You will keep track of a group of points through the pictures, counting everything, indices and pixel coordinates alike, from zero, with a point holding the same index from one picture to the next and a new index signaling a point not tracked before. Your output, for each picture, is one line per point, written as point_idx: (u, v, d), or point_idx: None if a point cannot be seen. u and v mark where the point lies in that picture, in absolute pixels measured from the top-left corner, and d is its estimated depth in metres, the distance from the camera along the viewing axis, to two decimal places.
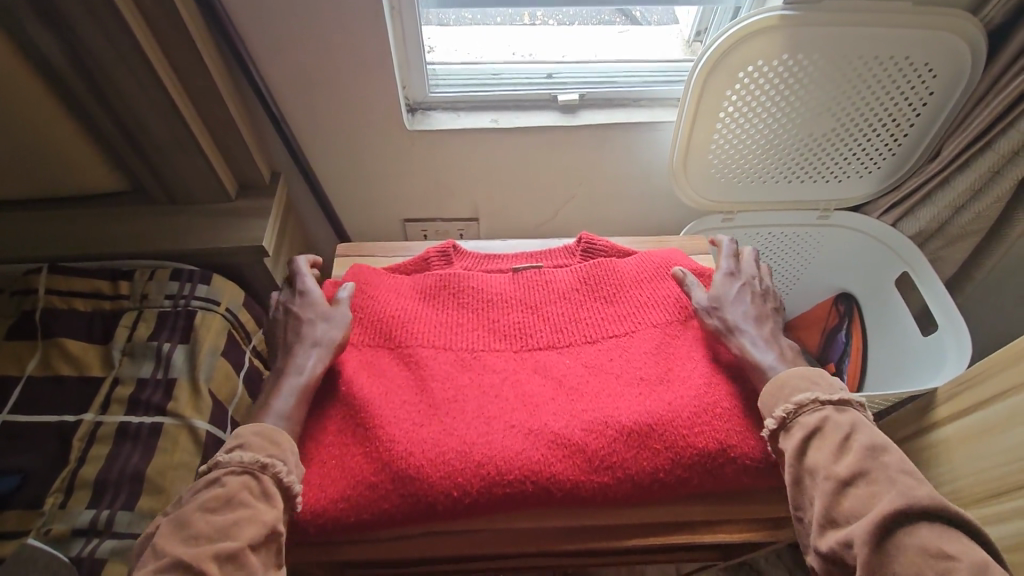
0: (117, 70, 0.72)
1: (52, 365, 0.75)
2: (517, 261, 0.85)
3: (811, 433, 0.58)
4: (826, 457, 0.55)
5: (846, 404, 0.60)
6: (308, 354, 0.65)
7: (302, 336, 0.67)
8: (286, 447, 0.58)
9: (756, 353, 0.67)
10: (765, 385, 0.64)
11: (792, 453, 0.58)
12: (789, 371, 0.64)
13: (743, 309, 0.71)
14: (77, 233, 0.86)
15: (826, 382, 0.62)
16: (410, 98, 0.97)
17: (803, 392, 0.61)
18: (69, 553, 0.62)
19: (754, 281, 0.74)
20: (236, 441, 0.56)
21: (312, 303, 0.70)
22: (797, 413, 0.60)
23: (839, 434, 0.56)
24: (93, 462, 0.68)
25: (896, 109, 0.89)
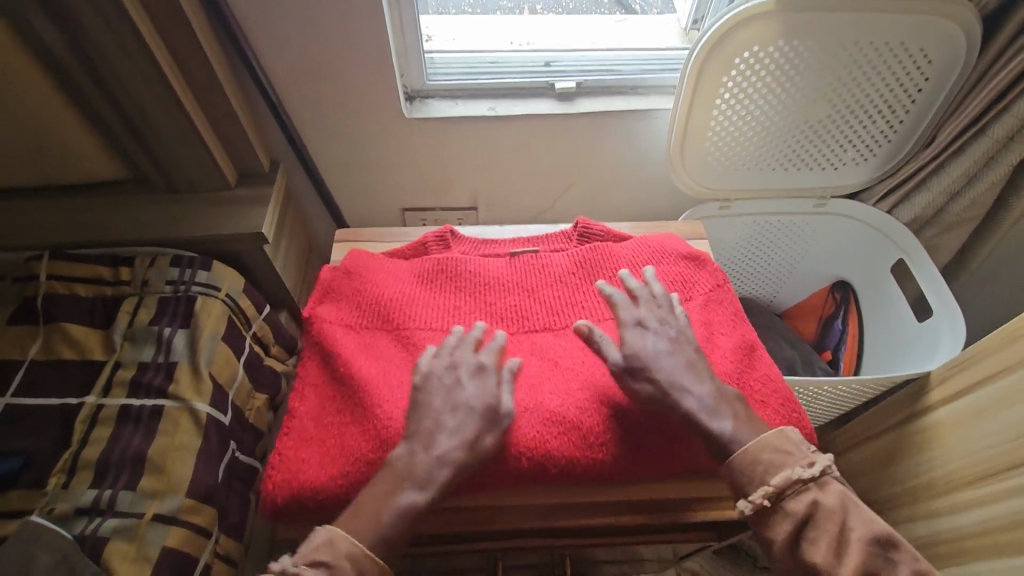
0: (116, 59, 0.73)
1: (55, 350, 0.75)
2: (514, 245, 0.86)
3: (802, 523, 0.54)
4: (825, 557, 0.52)
5: (824, 474, 0.56)
6: (445, 450, 0.58)
7: (452, 425, 0.59)
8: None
9: (709, 421, 0.59)
10: (734, 461, 0.57)
11: (784, 547, 0.54)
12: (757, 442, 0.58)
13: (673, 363, 0.63)
14: (78, 220, 0.87)
15: (795, 447, 0.58)
16: (408, 87, 0.97)
17: (778, 468, 0.56)
18: (73, 531, 0.63)
19: (667, 326, 0.67)
20: (327, 557, 0.53)
21: (487, 391, 0.62)
22: (784, 499, 0.55)
23: (834, 525, 0.53)
24: (96, 444, 0.69)
25: (891, 96, 0.89)
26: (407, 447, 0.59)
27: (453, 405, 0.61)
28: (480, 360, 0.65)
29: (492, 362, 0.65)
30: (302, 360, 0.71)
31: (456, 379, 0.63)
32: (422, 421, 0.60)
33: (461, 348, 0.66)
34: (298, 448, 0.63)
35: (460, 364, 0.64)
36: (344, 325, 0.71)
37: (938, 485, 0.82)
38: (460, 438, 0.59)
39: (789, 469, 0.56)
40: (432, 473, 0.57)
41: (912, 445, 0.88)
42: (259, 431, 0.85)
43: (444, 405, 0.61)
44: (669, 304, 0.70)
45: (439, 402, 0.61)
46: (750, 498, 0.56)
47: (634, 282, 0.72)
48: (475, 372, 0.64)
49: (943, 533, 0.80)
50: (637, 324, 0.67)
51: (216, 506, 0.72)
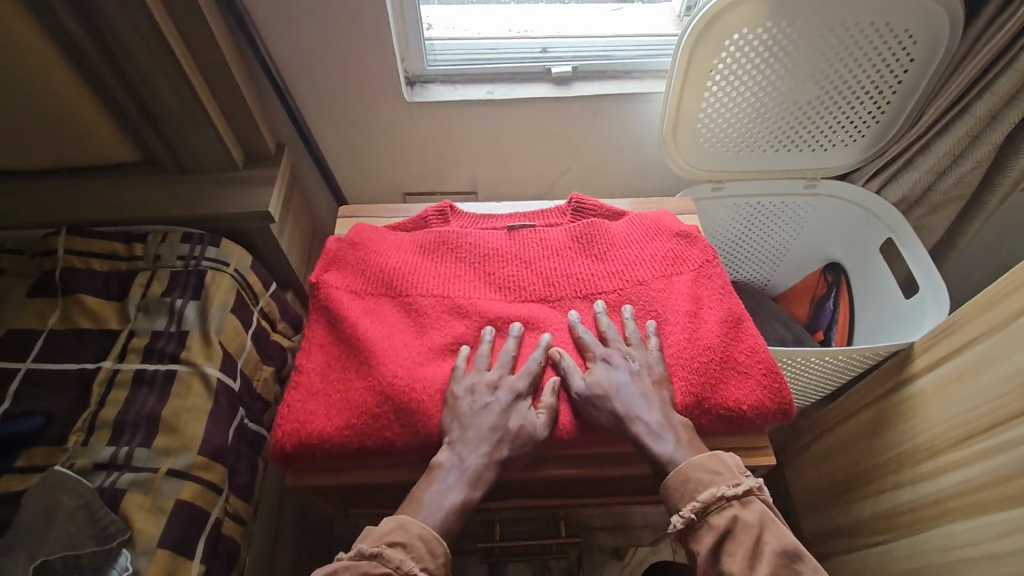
0: (130, 44, 0.76)
1: (73, 319, 0.79)
2: (512, 220, 0.89)
3: (722, 536, 0.56)
4: (739, 568, 0.54)
5: (749, 495, 0.58)
6: (486, 455, 0.61)
7: (478, 438, 0.62)
8: (439, 561, 0.56)
9: (653, 443, 0.62)
10: (670, 478, 0.61)
11: (705, 559, 0.56)
12: (687, 462, 0.61)
13: (632, 394, 0.65)
14: (93, 200, 0.91)
15: (726, 468, 0.60)
16: (409, 72, 1.00)
17: (707, 487, 0.58)
18: (92, 484, 0.67)
19: (630, 358, 0.69)
20: (401, 538, 0.55)
21: (524, 416, 0.64)
22: (707, 512, 0.57)
23: (749, 538, 0.55)
24: (113, 404, 0.73)
25: (878, 77, 0.92)
26: (453, 453, 0.61)
27: (495, 422, 0.63)
28: (519, 381, 0.67)
29: (527, 387, 0.66)
30: (312, 320, 0.74)
31: (499, 400, 0.65)
32: (467, 433, 0.62)
33: (502, 365, 0.68)
34: (306, 400, 0.67)
35: (501, 385, 0.66)
36: (351, 291, 0.75)
37: (920, 451, 0.85)
38: (497, 450, 0.62)
39: (713, 486, 0.58)
40: (478, 472, 0.60)
41: (897, 414, 0.91)
42: (266, 401, 0.88)
43: (485, 419, 0.63)
44: (637, 342, 0.72)
45: (485, 417, 0.63)
46: (681, 513, 0.58)
47: (606, 320, 0.74)
48: (513, 399, 0.65)
49: (926, 497, 0.83)
50: (604, 360, 0.69)
51: (226, 465, 0.76)
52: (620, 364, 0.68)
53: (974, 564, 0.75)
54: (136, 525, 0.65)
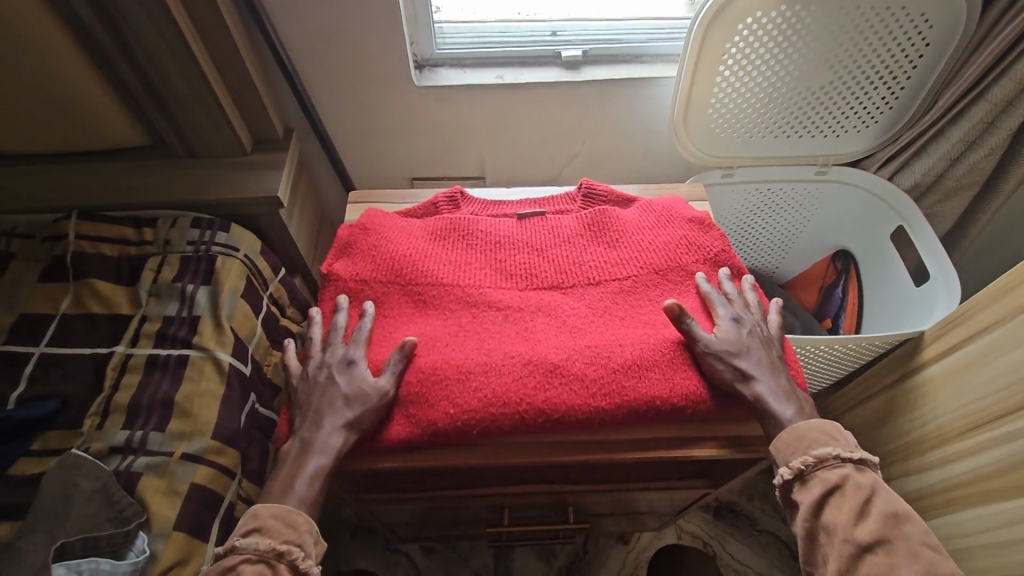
0: (139, 24, 0.75)
1: (85, 303, 0.79)
2: (522, 207, 0.88)
3: (830, 490, 0.57)
4: (846, 520, 0.55)
5: (865, 465, 0.59)
6: (333, 429, 0.62)
7: (331, 413, 0.63)
8: (303, 530, 0.57)
9: (776, 405, 0.64)
10: (784, 432, 0.62)
11: (808, 508, 0.57)
12: (805, 424, 0.62)
13: (759, 360, 0.67)
14: (103, 184, 0.90)
15: (842, 439, 0.61)
16: (419, 55, 0.99)
17: (823, 446, 0.59)
18: (108, 467, 0.67)
19: (757, 324, 0.71)
20: (255, 525, 0.56)
21: (360, 379, 0.65)
22: (817, 468, 0.58)
23: (861, 496, 0.56)
24: (127, 389, 0.73)
25: (892, 61, 0.91)
26: (297, 438, 0.63)
27: (331, 395, 0.65)
28: (349, 351, 0.68)
29: (362, 355, 0.68)
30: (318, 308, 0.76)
31: (329, 375, 0.67)
32: (309, 416, 0.65)
33: (331, 340, 0.70)
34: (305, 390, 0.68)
35: (331, 361, 0.68)
36: (357, 279, 0.75)
37: (930, 439, 0.85)
38: (340, 417, 0.63)
39: (831, 447, 0.59)
40: (326, 442, 0.62)
41: (906, 402, 0.91)
42: (277, 386, 0.89)
43: (323, 398, 0.65)
44: (756, 307, 0.73)
45: (323, 398, 0.65)
46: (790, 465, 0.60)
47: (730, 286, 0.75)
48: (345, 366, 0.67)
49: (935, 484, 0.84)
50: (732, 319, 0.70)
51: (238, 450, 0.76)
52: (749, 328, 0.69)
53: (981, 552, 0.75)
54: (151, 508, 0.65)
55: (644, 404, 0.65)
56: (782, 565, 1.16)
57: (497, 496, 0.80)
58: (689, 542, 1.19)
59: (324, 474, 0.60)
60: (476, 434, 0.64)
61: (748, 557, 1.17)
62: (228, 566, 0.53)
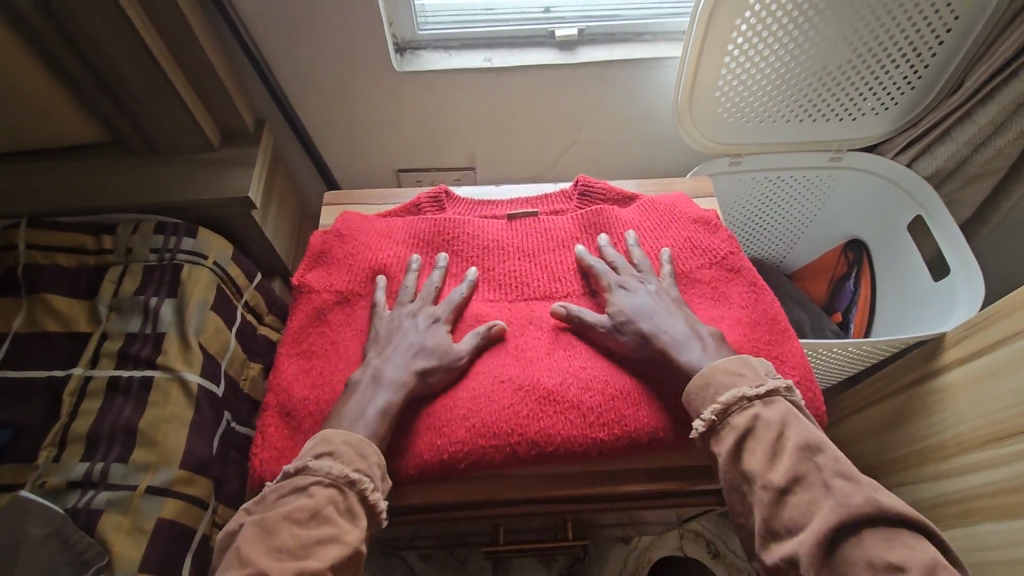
0: (81, 8, 0.67)
1: (39, 321, 0.73)
2: (513, 207, 0.82)
3: (743, 435, 0.53)
4: (761, 464, 0.51)
5: (775, 395, 0.55)
6: (403, 367, 0.61)
7: (403, 356, 0.62)
8: (374, 461, 0.54)
9: (680, 353, 0.60)
10: (690, 386, 0.58)
11: (726, 459, 0.53)
12: (710, 367, 0.58)
13: (652, 314, 0.63)
14: (58, 187, 0.84)
15: (750, 371, 0.57)
16: (398, 37, 0.91)
17: (729, 388, 0.56)
18: (65, 505, 0.63)
19: (644, 282, 0.67)
20: (326, 448, 0.54)
21: (441, 337, 0.64)
22: (729, 413, 0.54)
23: (772, 435, 0.51)
24: (86, 415, 0.68)
25: (917, 37, 0.83)
26: (369, 367, 0.61)
27: (412, 341, 0.63)
28: (437, 310, 0.67)
29: (447, 316, 0.67)
30: (285, 324, 0.69)
31: (412, 324, 0.65)
32: (383, 350, 0.63)
33: (420, 295, 0.69)
34: (281, 426, 0.62)
35: (418, 313, 0.66)
36: (335, 293, 0.70)
37: (947, 448, 0.80)
38: (413, 363, 0.61)
39: (738, 386, 0.55)
40: (395, 378, 0.60)
41: (921, 407, 0.85)
42: (256, 401, 0.82)
43: (403, 341, 0.63)
44: (641, 265, 0.70)
45: (402, 339, 0.63)
46: (701, 418, 0.56)
47: (611, 251, 0.72)
48: (430, 323, 0.65)
49: (952, 495, 0.78)
50: (620, 288, 0.67)
51: (211, 477, 0.71)
52: (636, 291, 0.66)
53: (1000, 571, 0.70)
54: (114, 548, 0.61)
55: (647, 434, 0.60)
56: None
57: (491, 519, 0.75)
58: (690, 542, 1.15)
59: (395, 409, 0.58)
60: (464, 469, 0.59)
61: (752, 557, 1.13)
62: (301, 485, 0.51)
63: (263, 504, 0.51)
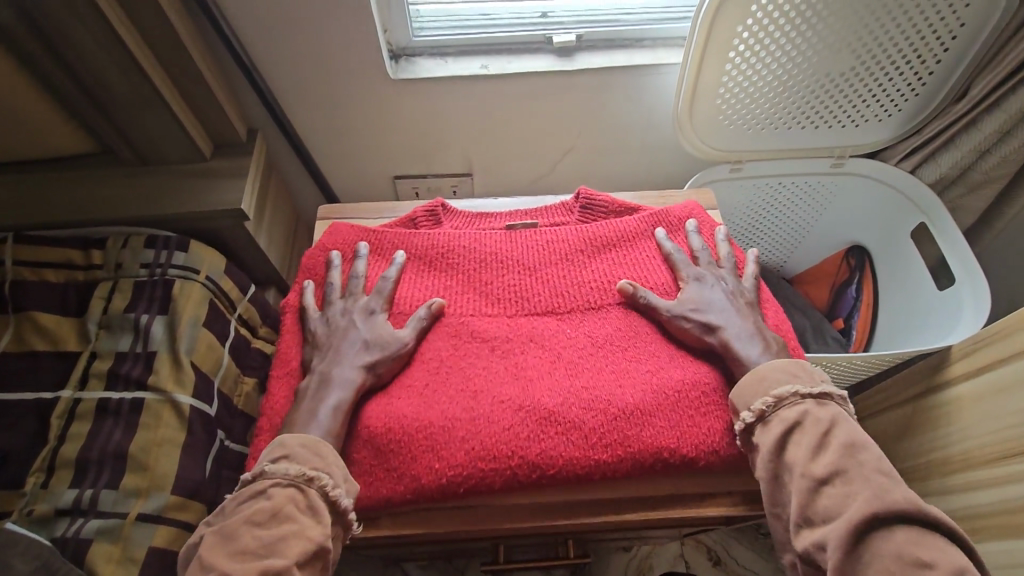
0: (64, 19, 0.65)
1: (26, 340, 0.71)
2: (511, 220, 0.81)
3: (789, 427, 0.53)
4: (804, 454, 0.51)
5: (827, 398, 0.55)
6: (352, 365, 0.61)
7: (348, 354, 0.62)
8: (331, 460, 0.54)
9: (742, 348, 0.61)
10: (741, 381, 0.59)
11: (770, 446, 0.53)
12: (767, 364, 0.59)
13: (724, 309, 0.65)
14: (45, 200, 0.82)
15: (806, 373, 0.57)
16: (393, 44, 0.89)
17: (783, 384, 0.56)
18: (54, 534, 0.62)
19: (726, 278, 0.69)
20: (282, 452, 0.54)
21: (381, 327, 0.65)
22: (777, 407, 0.55)
23: (819, 430, 0.52)
24: (75, 439, 0.66)
25: (921, 43, 0.81)
26: (316, 374, 0.62)
27: (352, 337, 0.64)
28: (371, 301, 0.68)
29: (381, 306, 0.68)
30: (278, 346, 0.68)
31: (351, 320, 0.66)
32: (328, 353, 0.63)
33: (350, 289, 0.69)
34: None
35: (353, 309, 0.67)
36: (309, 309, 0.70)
37: (953, 462, 0.79)
38: (359, 358, 0.62)
39: (790, 384, 0.56)
40: (345, 377, 0.60)
41: (928, 420, 0.84)
42: (250, 417, 0.81)
43: (343, 339, 0.64)
44: (722, 262, 0.71)
45: (343, 339, 0.64)
46: (751, 407, 0.57)
47: (698, 240, 0.73)
48: (366, 315, 0.67)
49: (958, 510, 0.77)
50: (696, 280, 0.69)
51: (204, 500, 0.70)
52: (716, 283, 0.68)
53: None
54: None
55: (652, 455, 0.58)
56: None
57: (491, 540, 0.74)
58: (691, 549, 1.13)
59: (347, 406, 0.59)
60: (463, 493, 0.58)
61: (754, 564, 1.12)
62: (258, 491, 0.51)
63: (224, 513, 0.51)
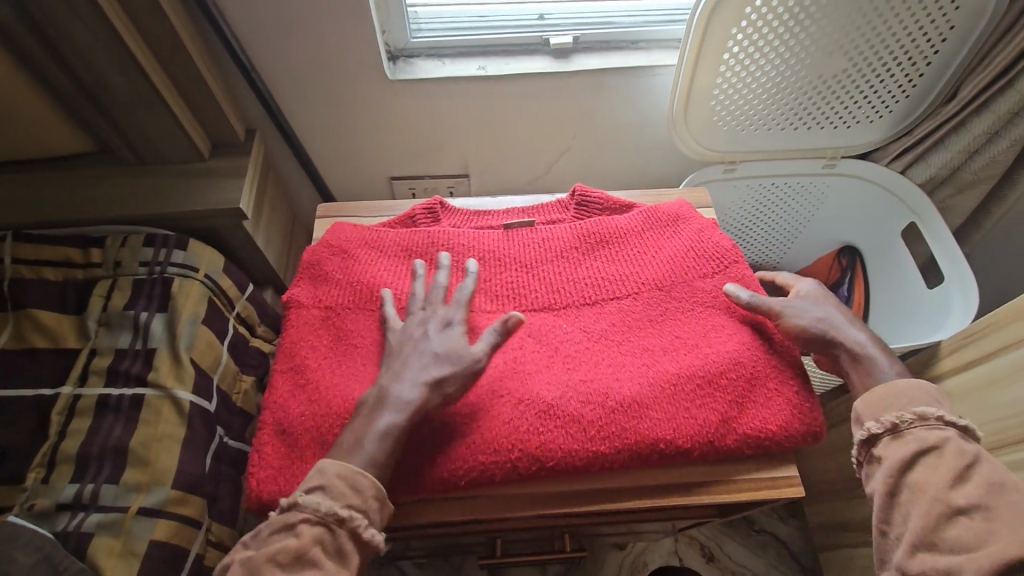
0: (66, 19, 0.66)
1: (25, 338, 0.72)
2: (508, 217, 0.82)
3: (925, 449, 0.53)
4: (942, 480, 0.51)
5: (964, 433, 0.55)
6: (416, 382, 0.58)
7: (416, 365, 0.59)
8: (368, 497, 0.53)
9: (874, 354, 0.61)
10: (874, 389, 0.59)
11: (897, 461, 0.54)
12: (907, 380, 0.59)
13: (846, 316, 0.65)
14: (44, 199, 0.82)
15: (944, 401, 0.57)
16: (392, 45, 0.90)
17: (925, 405, 0.56)
18: (55, 528, 0.62)
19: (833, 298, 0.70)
20: (319, 482, 0.52)
21: (453, 340, 0.62)
22: (916, 424, 0.55)
23: (960, 461, 0.52)
24: (75, 435, 0.67)
25: (912, 46, 0.83)
26: (381, 388, 0.58)
27: (423, 350, 0.61)
28: (448, 313, 0.65)
29: (459, 316, 0.65)
30: (280, 341, 0.68)
31: (424, 332, 0.63)
32: (392, 365, 0.61)
33: (430, 299, 0.67)
34: (276, 445, 0.61)
35: (430, 319, 0.64)
36: (321, 306, 0.69)
37: None
38: (427, 372, 0.59)
39: (931, 407, 0.56)
40: (407, 396, 0.57)
41: None
42: (248, 415, 0.81)
43: (414, 351, 0.61)
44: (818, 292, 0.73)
45: (415, 350, 0.61)
46: (880, 419, 0.57)
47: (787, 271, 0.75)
48: (442, 326, 0.64)
49: None
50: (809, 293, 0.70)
51: (204, 495, 0.70)
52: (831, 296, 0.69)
53: None
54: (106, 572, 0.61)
55: (648, 447, 0.59)
56: (781, 565, 1.12)
57: (488, 532, 0.75)
58: (686, 546, 1.14)
59: (399, 430, 0.56)
60: (463, 484, 0.59)
61: (747, 559, 1.13)
62: (290, 524, 0.51)
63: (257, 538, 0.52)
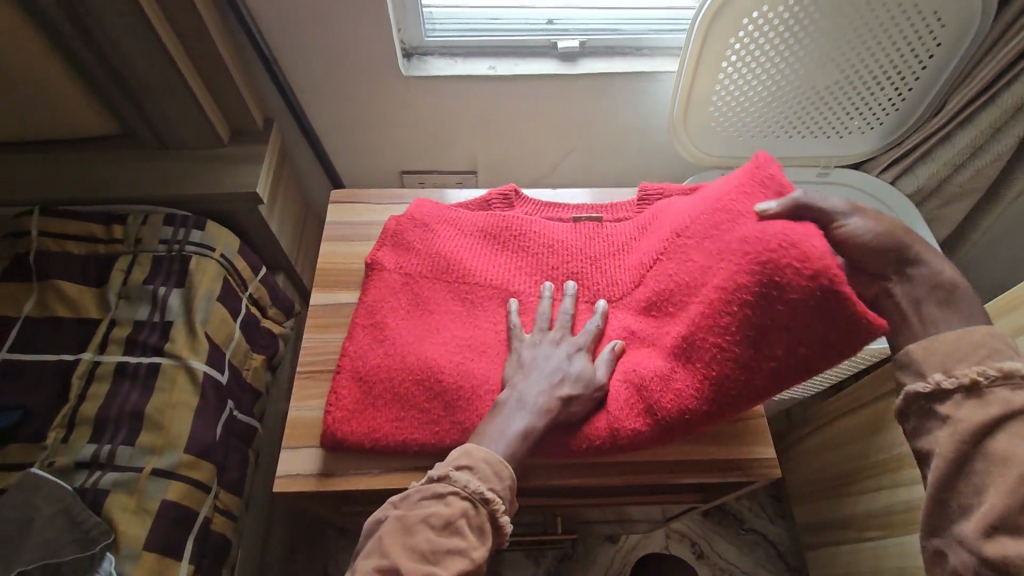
0: (102, 9, 0.70)
1: (49, 307, 0.75)
2: (578, 211, 0.86)
3: (1013, 412, 0.46)
4: None
5: None
6: (550, 396, 0.62)
7: (549, 376, 0.63)
8: (507, 484, 0.55)
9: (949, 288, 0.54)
10: (943, 338, 0.51)
11: (977, 424, 0.47)
12: (984, 329, 0.50)
13: (909, 243, 0.55)
14: (71, 178, 0.86)
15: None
16: (406, 43, 0.94)
17: (1009, 360, 0.48)
18: (73, 483, 0.66)
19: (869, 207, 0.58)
20: (467, 461, 0.54)
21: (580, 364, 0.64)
22: (999, 383, 0.48)
23: None
24: (94, 400, 0.71)
25: (901, 61, 0.87)
26: (515, 389, 0.62)
27: (556, 367, 0.64)
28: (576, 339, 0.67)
29: (589, 344, 0.67)
30: (362, 299, 0.74)
31: (560, 352, 0.66)
32: (525, 368, 0.64)
33: (556, 324, 0.69)
34: (353, 391, 0.68)
35: (561, 345, 0.66)
36: (401, 273, 0.75)
37: None
38: (559, 389, 0.62)
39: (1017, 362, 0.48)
40: (540, 403, 0.61)
41: None
42: (257, 391, 0.85)
43: (548, 366, 0.64)
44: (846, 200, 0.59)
45: (544, 364, 0.64)
46: (954, 375, 0.49)
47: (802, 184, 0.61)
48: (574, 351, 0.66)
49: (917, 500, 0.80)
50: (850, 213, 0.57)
51: (214, 461, 0.74)
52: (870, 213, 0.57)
53: None
54: (121, 527, 0.65)
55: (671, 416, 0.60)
56: (768, 564, 1.15)
57: None
58: (677, 542, 1.16)
59: (535, 434, 0.59)
60: None
61: (735, 556, 1.16)
62: (439, 494, 0.52)
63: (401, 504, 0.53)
